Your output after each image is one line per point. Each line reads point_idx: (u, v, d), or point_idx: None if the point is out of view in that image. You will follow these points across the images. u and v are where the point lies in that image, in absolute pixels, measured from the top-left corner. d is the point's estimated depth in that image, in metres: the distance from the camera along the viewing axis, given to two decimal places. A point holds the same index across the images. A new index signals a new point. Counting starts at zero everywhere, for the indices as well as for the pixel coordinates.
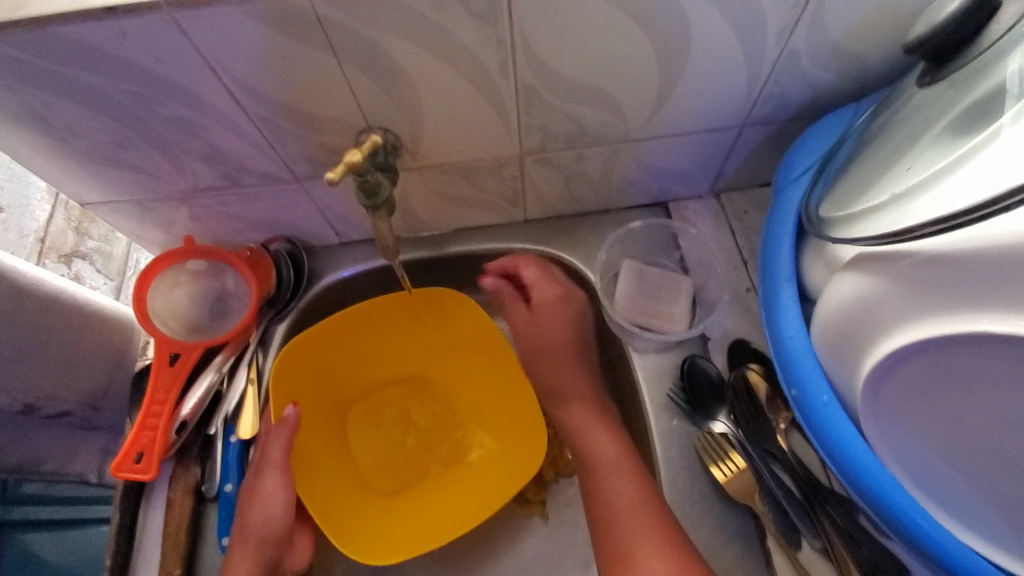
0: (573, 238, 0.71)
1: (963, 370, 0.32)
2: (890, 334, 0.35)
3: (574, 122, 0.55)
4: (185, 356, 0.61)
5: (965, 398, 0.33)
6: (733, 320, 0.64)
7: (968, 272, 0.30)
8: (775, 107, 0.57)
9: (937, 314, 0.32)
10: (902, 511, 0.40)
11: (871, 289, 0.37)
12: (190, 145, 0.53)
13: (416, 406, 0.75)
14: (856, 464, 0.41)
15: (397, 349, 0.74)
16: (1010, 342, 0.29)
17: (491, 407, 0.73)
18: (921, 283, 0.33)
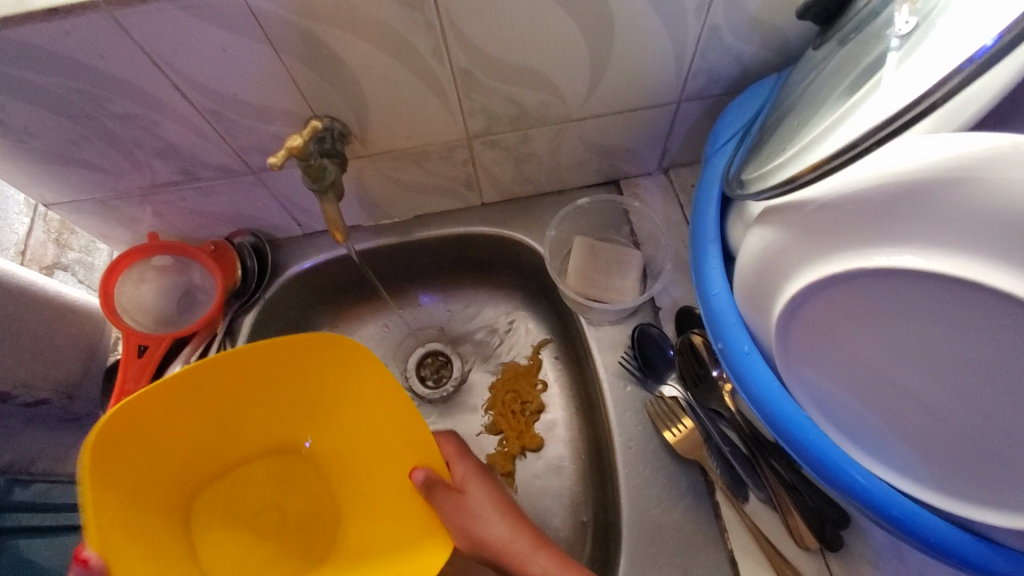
0: (528, 220, 0.74)
1: (858, 304, 0.34)
2: (791, 281, 0.37)
3: (514, 104, 0.58)
4: (154, 348, 0.63)
5: (860, 331, 0.35)
6: (682, 289, 0.67)
7: (847, 216, 0.33)
8: (706, 82, 0.59)
9: (829, 253, 0.34)
10: (819, 450, 0.42)
11: (773, 240, 0.39)
12: (144, 140, 0.55)
13: (294, 473, 0.67)
14: (778, 409, 0.43)
15: (224, 413, 0.62)
16: (890, 275, 0.31)
17: (379, 449, 0.64)
18: (816, 227, 0.35)
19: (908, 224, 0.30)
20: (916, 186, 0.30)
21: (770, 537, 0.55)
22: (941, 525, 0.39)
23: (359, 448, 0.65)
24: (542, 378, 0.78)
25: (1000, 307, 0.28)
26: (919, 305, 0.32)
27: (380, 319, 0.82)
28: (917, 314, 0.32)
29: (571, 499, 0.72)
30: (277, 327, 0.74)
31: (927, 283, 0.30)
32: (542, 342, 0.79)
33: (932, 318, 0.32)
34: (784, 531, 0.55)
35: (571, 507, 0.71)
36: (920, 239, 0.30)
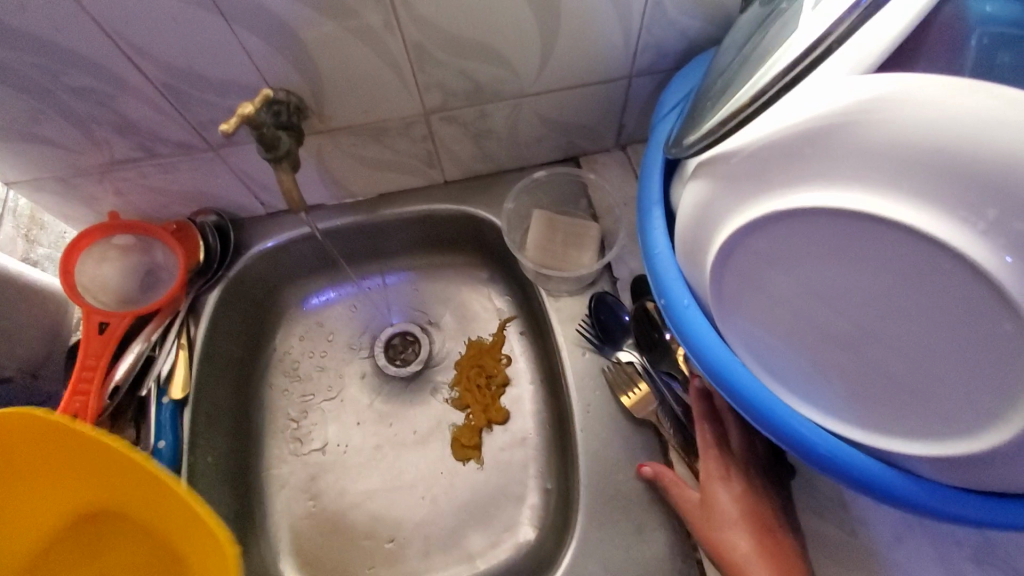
0: (490, 195, 0.75)
1: (774, 246, 0.36)
2: (720, 231, 0.39)
3: (469, 79, 0.59)
4: (115, 326, 0.64)
5: (778, 273, 0.37)
6: (638, 260, 0.69)
7: (763, 162, 0.35)
8: (656, 57, 0.61)
9: (749, 200, 0.36)
10: (752, 394, 0.43)
11: (702, 194, 0.40)
12: (100, 115, 0.55)
13: (89, 554, 0.56)
14: (714, 358, 0.45)
15: (51, 494, 0.53)
16: (799, 215, 0.33)
17: (143, 507, 0.54)
18: (737, 176, 0.37)
19: (812, 163, 0.32)
20: (818, 127, 0.32)
21: None
22: (867, 462, 0.40)
23: (128, 503, 0.55)
24: (508, 353, 0.79)
25: (889, 236, 0.30)
26: (825, 243, 0.33)
27: (347, 299, 0.82)
28: (825, 251, 0.34)
29: (536, 468, 0.73)
30: (243, 305, 0.75)
31: (826, 218, 0.32)
32: (508, 318, 0.81)
33: (838, 254, 0.33)
34: None
35: (536, 477, 0.73)
36: (822, 176, 0.32)
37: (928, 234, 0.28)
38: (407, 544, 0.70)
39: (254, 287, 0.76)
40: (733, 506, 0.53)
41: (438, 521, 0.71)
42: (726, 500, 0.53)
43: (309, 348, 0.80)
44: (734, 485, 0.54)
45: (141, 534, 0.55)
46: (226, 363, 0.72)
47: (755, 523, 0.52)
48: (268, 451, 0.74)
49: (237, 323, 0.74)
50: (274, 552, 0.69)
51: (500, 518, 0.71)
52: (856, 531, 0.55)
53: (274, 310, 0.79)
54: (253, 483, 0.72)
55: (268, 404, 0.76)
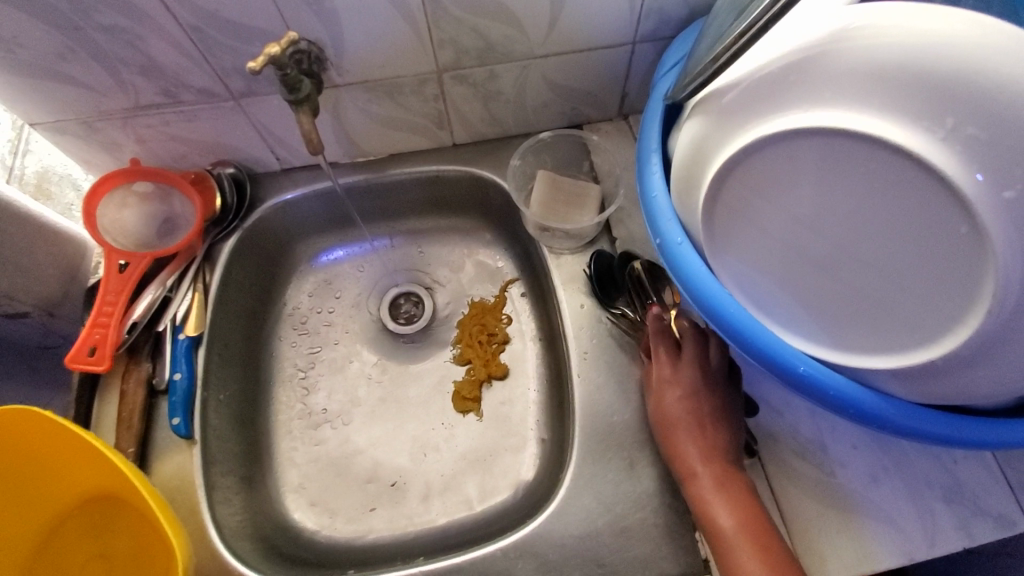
0: (496, 158, 0.79)
1: (763, 174, 0.40)
2: (711, 163, 0.42)
3: (481, 36, 0.62)
4: (134, 265, 0.66)
5: (764, 200, 0.41)
6: (637, 221, 0.73)
7: (752, 93, 0.38)
8: (658, 23, 0.65)
9: (739, 130, 0.40)
10: (739, 323, 0.46)
11: (696, 131, 0.44)
12: (128, 57, 0.58)
13: (101, 523, 0.58)
14: (705, 291, 0.47)
15: (87, 462, 0.56)
16: (787, 140, 0.37)
17: (68, 463, 0.56)
18: (728, 108, 0.40)
19: (797, 91, 0.36)
20: (800, 60, 0.36)
21: None
22: (846, 384, 0.43)
23: (62, 465, 0.56)
24: (509, 313, 0.82)
25: (868, 151, 0.35)
26: (806, 167, 0.38)
27: (355, 258, 0.85)
28: (808, 176, 0.38)
29: (533, 420, 0.76)
30: (254, 256, 0.77)
31: (810, 139, 0.36)
32: (510, 280, 0.84)
33: (818, 177, 0.37)
34: None
35: (534, 428, 0.76)
36: (804, 103, 0.36)
37: (899, 146, 0.33)
38: (407, 488, 0.73)
39: (266, 240, 0.79)
40: (675, 403, 0.58)
41: (438, 467, 0.74)
42: (670, 397, 0.58)
43: (317, 305, 0.83)
44: (679, 384, 0.58)
45: (92, 481, 0.57)
46: (238, 311, 0.75)
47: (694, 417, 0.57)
48: (276, 398, 0.76)
49: (250, 273, 0.77)
50: (279, 491, 0.72)
51: (497, 465, 0.74)
52: (835, 471, 0.58)
53: (284, 264, 0.82)
54: (261, 427, 0.74)
55: (275, 354, 0.79)
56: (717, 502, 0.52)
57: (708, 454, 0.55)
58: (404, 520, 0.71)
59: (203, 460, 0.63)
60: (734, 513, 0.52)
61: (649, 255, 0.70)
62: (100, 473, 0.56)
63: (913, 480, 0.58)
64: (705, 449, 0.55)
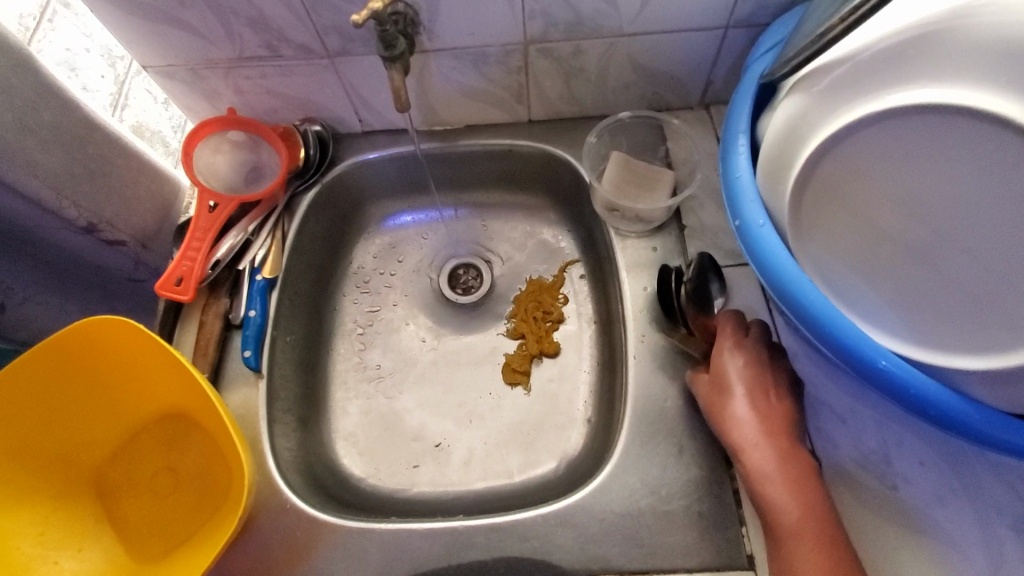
0: (571, 137, 0.79)
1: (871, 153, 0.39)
2: (808, 141, 0.42)
3: (572, 10, 0.63)
4: (223, 208, 0.71)
5: (865, 179, 0.40)
6: (709, 211, 0.71)
7: (863, 70, 0.39)
8: (755, 8, 0.63)
9: (844, 107, 0.40)
10: (818, 310, 0.44)
11: (794, 108, 0.44)
12: (240, 8, 0.61)
13: (172, 436, 0.63)
14: (784, 274, 0.46)
15: (163, 375, 0.60)
16: (897, 117, 0.37)
17: (147, 376, 0.60)
18: (834, 84, 0.40)
19: (913, 69, 0.36)
20: (918, 36, 0.36)
21: None
22: (929, 384, 0.41)
23: (142, 377, 0.61)
24: (566, 293, 0.83)
25: (985, 132, 0.34)
26: (912, 147, 0.38)
27: (422, 224, 0.87)
28: (912, 158, 0.38)
29: (581, 400, 0.76)
30: (329, 212, 0.81)
31: (921, 117, 0.36)
32: (570, 261, 0.84)
33: (923, 158, 0.37)
34: None
35: (580, 408, 0.76)
36: (919, 80, 0.36)
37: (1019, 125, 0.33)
38: (450, 451, 0.75)
39: (341, 198, 0.82)
40: (755, 419, 0.54)
41: (482, 434, 0.75)
42: (745, 410, 0.55)
43: (381, 266, 0.85)
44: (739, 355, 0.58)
45: (166, 395, 0.61)
46: (309, 262, 0.78)
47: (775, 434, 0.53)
48: (335, 349, 0.80)
49: (324, 227, 0.81)
50: (331, 437, 0.75)
51: (541, 440, 0.74)
52: (898, 486, 0.56)
53: (355, 223, 0.85)
54: (320, 374, 0.77)
55: (338, 307, 0.82)
56: (809, 531, 0.48)
57: (778, 432, 0.53)
58: (445, 480, 0.73)
59: (268, 395, 0.66)
60: (789, 491, 0.50)
61: (719, 247, 0.69)
62: (176, 386, 0.60)
63: (984, 505, 0.54)
64: (762, 418, 0.54)
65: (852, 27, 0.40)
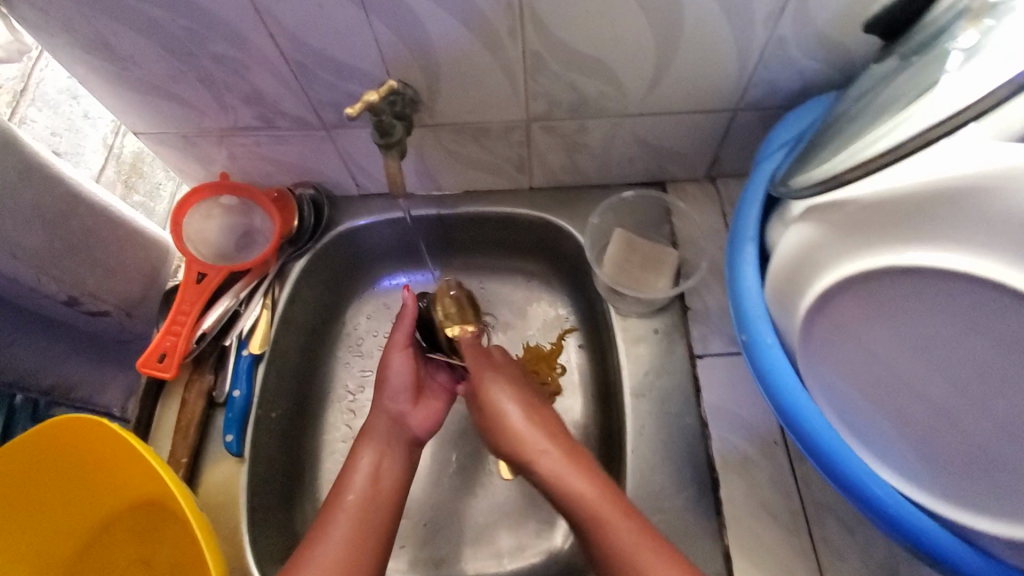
0: (573, 208, 0.76)
1: (888, 304, 0.36)
2: (820, 276, 0.41)
3: (576, 92, 0.60)
4: (211, 277, 0.68)
5: (879, 326, 0.38)
6: (715, 295, 0.69)
7: (875, 216, 0.36)
8: (766, 93, 0.61)
9: (856, 251, 0.38)
10: (829, 446, 0.44)
11: (808, 236, 0.42)
12: (234, 84, 0.60)
13: (138, 531, 0.59)
14: (791, 403, 0.45)
15: (127, 471, 0.57)
16: (912, 274, 0.34)
17: (110, 472, 0.57)
18: (847, 223, 0.38)
19: (931, 225, 0.33)
20: (934, 191, 0.33)
21: (765, 538, 0.56)
22: (943, 535, 0.41)
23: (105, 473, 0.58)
24: (564, 363, 0.80)
25: (1005, 303, 0.31)
26: (932, 303, 0.34)
27: (419, 286, 0.85)
28: (930, 313, 0.34)
29: None
30: (325, 275, 0.79)
31: (937, 278, 0.33)
32: (567, 330, 0.82)
33: (944, 313, 0.34)
34: (781, 540, 0.56)
35: None
36: (938, 239, 0.33)
37: None
38: (438, 532, 0.72)
39: (336, 261, 0.79)
40: (553, 461, 0.58)
41: (472, 514, 0.72)
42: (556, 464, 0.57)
43: (374, 328, 0.83)
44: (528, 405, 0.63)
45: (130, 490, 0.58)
46: (300, 328, 0.75)
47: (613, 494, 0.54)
48: (323, 418, 0.76)
49: (318, 291, 0.78)
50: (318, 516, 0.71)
51: (534, 522, 0.71)
52: None
53: (350, 284, 0.83)
54: (308, 447, 0.74)
55: (329, 373, 0.79)
56: None
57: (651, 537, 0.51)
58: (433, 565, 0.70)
59: (251, 483, 0.63)
60: None
61: (723, 333, 0.66)
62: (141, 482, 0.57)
63: None
64: (640, 535, 0.51)
65: (869, 171, 0.39)
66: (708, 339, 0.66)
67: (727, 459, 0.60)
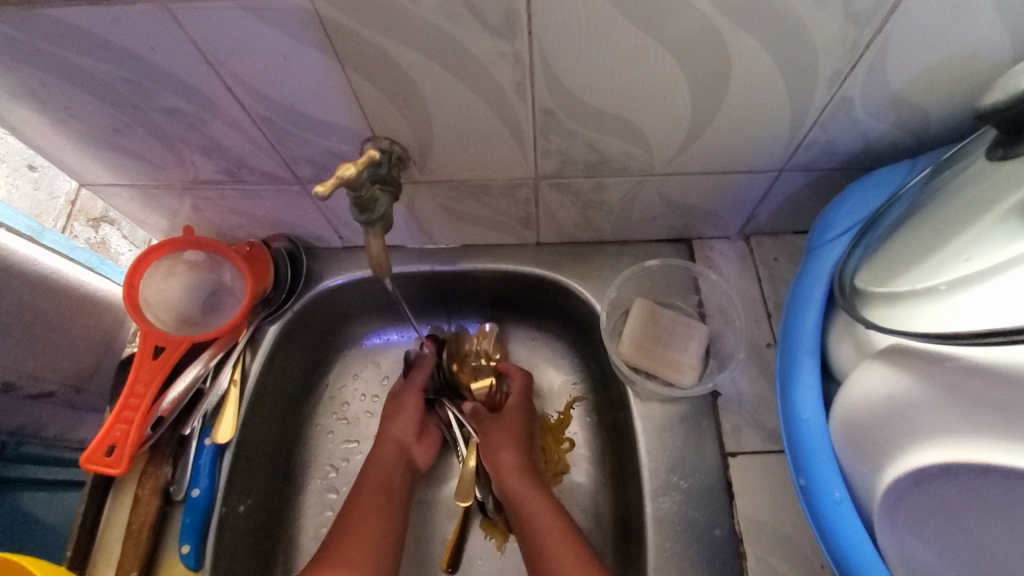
0: (586, 268, 0.67)
1: (970, 492, 0.34)
2: (914, 448, 0.37)
3: (596, 151, 0.51)
4: (171, 352, 0.59)
5: (988, 517, 0.34)
6: (749, 378, 0.60)
7: (974, 396, 0.33)
8: (819, 155, 0.52)
9: (952, 434, 0.34)
10: None
11: (893, 395, 0.38)
12: (190, 138, 0.50)
13: None
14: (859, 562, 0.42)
15: None
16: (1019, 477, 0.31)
17: None
18: (943, 397, 0.35)
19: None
20: None
21: None
22: None
23: None
24: (572, 437, 0.71)
25: None
26: None
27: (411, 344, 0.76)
28: None
29: None
30: (305, 335, 0.70)
31: None
32: (575, 398, 0.72)
33: None
34: None
35: None
36: None
37: None
38: None
39: (317, 319, 0.71)
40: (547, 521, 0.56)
41: None
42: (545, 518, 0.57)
43: (361, 390, 0.74)
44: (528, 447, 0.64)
45: None
46: (275, 400, 0.67)
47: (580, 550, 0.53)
48: (300, 499, 0.68)
49: (297, 354, 0.70)
50: None
51: None
52: None
53: (333, 342, 0.74)
54: (280, 536, 0.65)
55: (309, 444, 0.71)
56: None
57: None
58: None
59: None
60: None
61: (759, 427, 0.57)
62: None
63: None
64: None
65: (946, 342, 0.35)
66: (741, 433, 0.57)
67: None
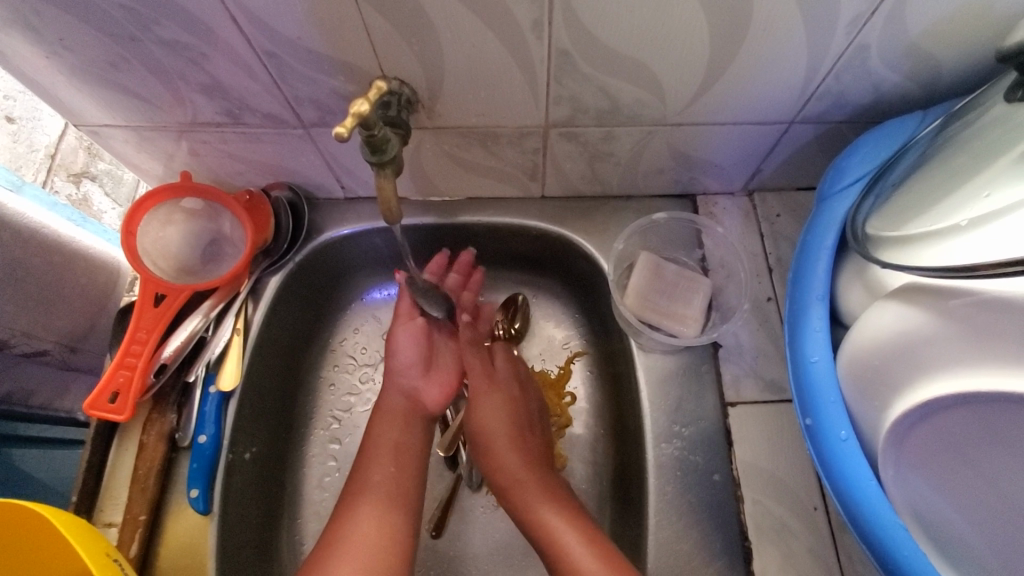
0: (590, 222, 0.67)
1: (962, 415, 0.38)
2: (908, 381, 0.40)
3: (608, 98, 0.50)
4: (171, 300, 0.58)
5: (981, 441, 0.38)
6: (750, 330, 0.61)
7: (968, 331, 0.36)
8: (830, 106, 0.52)
9: (948, 364, 0.37)
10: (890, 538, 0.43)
11: (894, 330, 0.41)
12: (190, 74, 0.49)
13: None
14: (855, 489, 0.45)
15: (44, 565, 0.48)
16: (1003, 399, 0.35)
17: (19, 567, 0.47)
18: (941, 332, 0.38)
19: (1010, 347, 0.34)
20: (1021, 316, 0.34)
21: None
22: None
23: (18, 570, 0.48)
24: (572, 390, 0.71)
25: None
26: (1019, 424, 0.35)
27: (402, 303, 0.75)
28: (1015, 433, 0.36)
29: None
30: (309, 284, 0.69)
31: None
32: (576, 353, 0.72)
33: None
34: None
35: None
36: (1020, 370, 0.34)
37: None
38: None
39: (320, 271, 0.70)
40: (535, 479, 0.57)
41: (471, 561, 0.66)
42: (543, 504, 0.55)
43: (364, 343, 0.74)
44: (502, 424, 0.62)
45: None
46: (279, 350, 0.67)
47: (578, 521, 0.53)
48: (304, 448, 0.69)
49: (299, 306, 0.69)
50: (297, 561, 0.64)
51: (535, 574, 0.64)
52: None
53: (336, 295, 0.74)
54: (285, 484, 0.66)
55: (313, 395, 0.71)
56: None
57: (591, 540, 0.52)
58: None
59: (219, 543, 0.55)
60: None
61: (758, 378, 0.59)
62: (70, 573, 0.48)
63: None
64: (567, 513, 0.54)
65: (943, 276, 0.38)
66: (741, 382, 0.59)
67: (761, 525, 0.54)
